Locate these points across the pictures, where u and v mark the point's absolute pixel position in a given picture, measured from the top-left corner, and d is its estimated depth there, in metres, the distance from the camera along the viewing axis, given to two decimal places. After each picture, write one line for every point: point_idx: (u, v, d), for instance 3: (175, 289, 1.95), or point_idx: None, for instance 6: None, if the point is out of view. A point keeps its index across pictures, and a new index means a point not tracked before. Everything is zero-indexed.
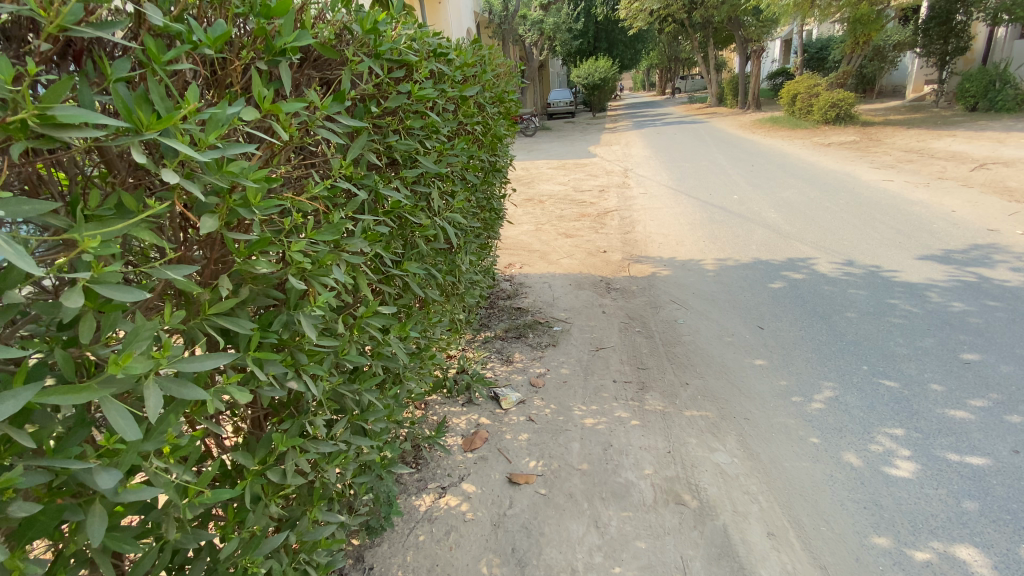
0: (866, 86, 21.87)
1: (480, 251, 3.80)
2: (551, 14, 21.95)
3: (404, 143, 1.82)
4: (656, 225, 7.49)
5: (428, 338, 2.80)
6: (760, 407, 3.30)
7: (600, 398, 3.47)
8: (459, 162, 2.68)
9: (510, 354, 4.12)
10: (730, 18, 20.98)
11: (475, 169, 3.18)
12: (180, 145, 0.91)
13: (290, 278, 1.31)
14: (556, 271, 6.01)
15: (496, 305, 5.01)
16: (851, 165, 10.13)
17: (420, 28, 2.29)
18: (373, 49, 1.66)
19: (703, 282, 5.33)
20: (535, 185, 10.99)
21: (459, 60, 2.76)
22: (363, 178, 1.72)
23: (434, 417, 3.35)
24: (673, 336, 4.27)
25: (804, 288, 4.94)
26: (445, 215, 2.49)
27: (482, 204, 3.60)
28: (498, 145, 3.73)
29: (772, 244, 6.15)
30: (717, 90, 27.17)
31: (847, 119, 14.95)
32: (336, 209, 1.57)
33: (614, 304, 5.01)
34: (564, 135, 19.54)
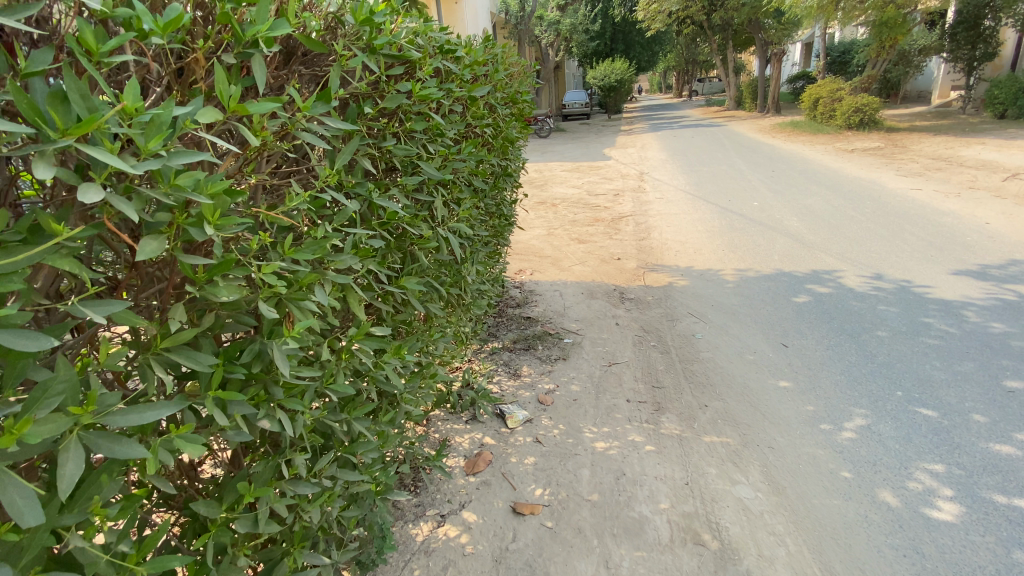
0: (890, 91, 21.33)
1: (488, 260, 3.62)
2: (568, 15, 21.76)
3: (404, 149, 1.65)
4: (672, 232, 7.25)
5: (429, 354, 2.62)
6: (786, 434, 3.07)
7: (613, 419, 3.26)
8: (466, 168, 2.50)
9: (518, 368, 3.92)
10: (751, 20, 20.62)
11: (485, 174, 3.00)
12: (105, 155, 0.73)
13: (260, 305, 1.14)
14: (567, 278, 5.81)
15: (504, 314, 4.82)
16: (876, 172, 9.79)
17: (426, 23, 2.12)
18: (369, 45, 1.48)
19: (722, 294, 5.09)
20: (548, 187, 10.79)
21: (470, 58, 2.58)
22: (354, 187, 1.54)
23: (436, 435, 3.17)
24: (691, 352, 4.04)
25: (830, 303, 4.69)
26: (449, 224, 2.31)
27: (491, 211, 3.42)
28: (510, 149, 3.55)
29: (794, 254, 5.88)
30: (735, 93, 26.73)
31: (871, 125, 14.54)
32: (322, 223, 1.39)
33: (628, 316, 4.79)
34: (579, 137, 19.33)
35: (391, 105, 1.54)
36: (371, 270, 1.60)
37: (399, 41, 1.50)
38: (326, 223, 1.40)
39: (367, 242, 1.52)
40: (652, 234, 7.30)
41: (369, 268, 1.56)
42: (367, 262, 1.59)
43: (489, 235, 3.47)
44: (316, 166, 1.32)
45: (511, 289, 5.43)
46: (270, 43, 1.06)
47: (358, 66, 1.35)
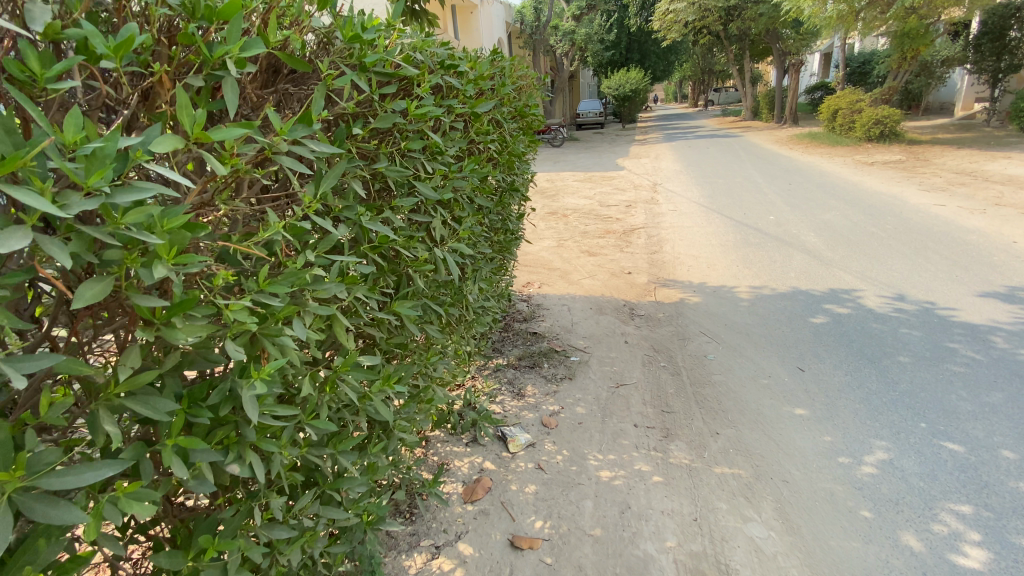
0: (912, 103, 20.92)
1: (492, 276, 3.53)
2: (583, 25, 21.77)
3: (396, 171, 1.56)
4: (685, 246, 7.11)
5: (427, 377, 2.52)
6: (801, 467, 2.92)
7: (619, 446, 3.13)
8: (468, 186, 2.42)
9: (522, 387, 3.81)
10: (768, 30, 20.45)
11: (488, 191, 2.92)
12: (29, 199, 0.67)
13: (228, 345, 1.06)
14: (576, 293, 5.70)
15: (510, 329, 4.71)
16: (897, 186, 9.54)
17: (427, 38, 2.05)
18: (359, 62, 1.40)
19: (735, 312, 4.93)
20: (560, 198, 10.71)
21: (474, 72, 2.50)
22: (342, 211, 1.46)
23: (434, 457, 3.07)
24: (702, 375, 3.89)
25: (848, 325, 4.51)
26: (449, 245, 2.23)
27: (496, 227, 3.33)
28: (516, 163, 3.47)
29: (811, 272, 5.70)
30: (752, 104, 26.46)
31: (892, 138, 14.24)
32: (304, 250, 1.31)
33: (637, 333, 4.66)
34: (592, 146, 19.25)
35: (381, 126, 1.46)
36: (358, 297, 1.51)
37: (391, 59, 1.42)
38: (308, 250, 1.32)
39: (353, 269, 1.44)
40: (664, 247, 7.15)
41: (356, 296, 1.47)
42: (354, 289, 1.50)
43: (493, 251, 3.38)
44: (298, 192, 1.25)
45: (518, 302, 5.33)
46: (241, 63, 0.99)
47: (344, 86, 1.27)
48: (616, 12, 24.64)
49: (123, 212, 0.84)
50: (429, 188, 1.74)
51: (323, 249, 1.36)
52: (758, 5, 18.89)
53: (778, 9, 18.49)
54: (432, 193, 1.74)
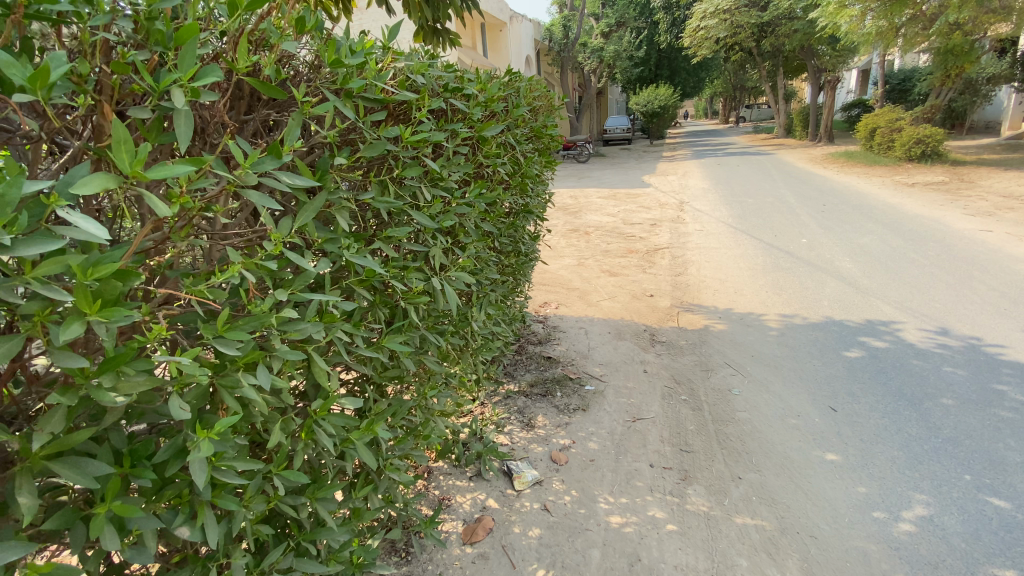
0: (956, 121, 20.07)
1: (503, 300, 3.41)
2: (613, 42, 21.76)
3: (387, 203, 1.46)
4: (710, 268, 6.86)
5: (426, 411, 2.39)
6: (831, 521, 2.67)
7: (632, 488, 2.93)
8: (473, 212, 2.30)
9: (532, 417, 3.64)
10: (803, 47, 20.03)
11: (498, 214, 2.80)
12: None
13: (170, 402, 0.95)
14: (595, 315, 5.52)
15: (524, 353, 4.56)
16: (939, 210, 9.06)
17: (430, 61, 1.96)
18: (344, 88, 1.31)
19: (763, 343, 4.67)
20: (583, 215, 10.56)
21: (484, 94, 2.40)
22: (323, 245, 1.35)
23: (436, 491, 2.93)
24: (725, 411, 3.66)
25: (885, 361, 4.21)
26: (450, 274, 2.11)
27: (507, 250, 3.22)
28: (531, 186, 3.36)
29: (846, 301, 5.39)
30: (786, 121, 25.87)
31: (934, 157, 13.63)
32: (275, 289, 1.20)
33: (658, 362, 4.44)
34: (618, 162, 19.09)
35: (367, 155, 1.37)
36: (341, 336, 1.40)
37: (380, 85, 1.33)
38: (280, 290, 1.20)
39: (334, 307, 1.33)
40: (689, 269, 6.91)
41: (340, 336, 1.35)
42: (334, 327, 1.38)
43: (503, 276, 3.26)
44: (268, 226, 1.15)
45: (534, 324, 5.19)
46: (198, 93, 0.93)
47: (326, 114, 1.19)
48: (646, 29, 24.58)
49: (38, 263, 0.75)
50: (425, 216, 1.63)
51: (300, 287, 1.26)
52: (792, 22, 18.55)
53: (813, 25, 18.10)
54: (429, 221, 1.63)
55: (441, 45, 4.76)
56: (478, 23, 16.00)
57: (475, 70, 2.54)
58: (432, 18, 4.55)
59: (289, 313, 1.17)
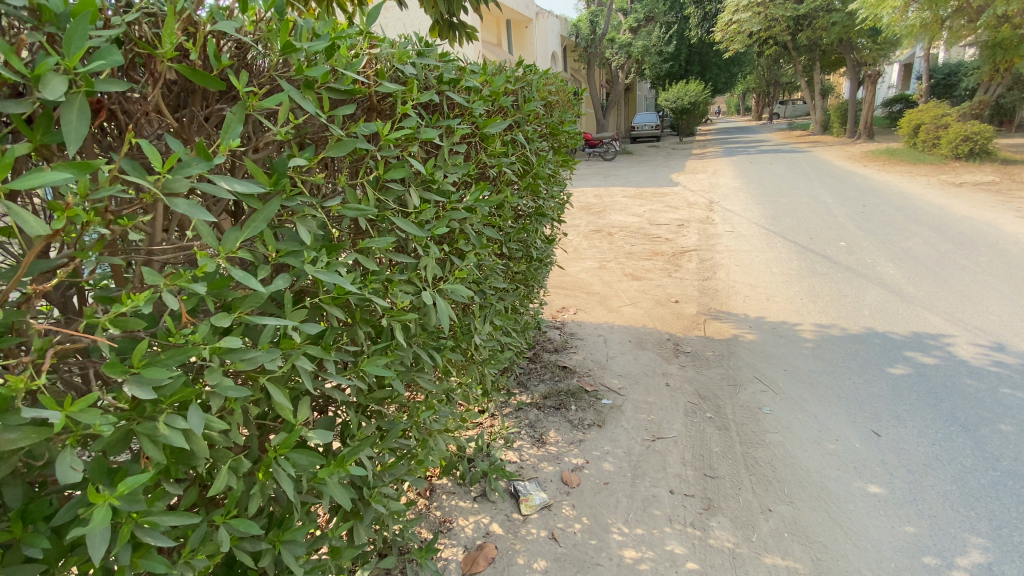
0: (1006, 118, 18.92)
1: (513, 308, 3.22)
2: (641, 37, 21.27)
3: (360, 209, 1.28)
4: (740, 272, 6.50)
5: (423, 431, 2.21)
6: (875, 567, 2.37)
7: (650, 518, 2.69)
8: (476, 217, 2.11)
9: (544, 432, 3.43)
10: (841, 40, 19.18)
11: (506, 218, 2.59)
12: None
13: (61, 460, 0.78)
14: (615, 321, 5.27)
15: (539, 362, 4.35)
16: (991, 212, 8.44)
17: (422, 53, 1.78)
18: (304, 78, 1.14)
19: (797, 356, 4.34)
20: (606, 215, 10.27)
21: (488, 88, 2.20)
22: (283, 257, 1.17)
23: (437, 512, 2.74)
24: (754, 432, 3.37)
25: (934, 379, 3.84)
26: (446, 286, 1.91)
27: (517, 255, 3.01)
28: (543, 187, 3.15)
29: (890, 311, 4.99)
30: (822, 117, 24.87)
31: (983, 155, 12.81)
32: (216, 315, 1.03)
33: (681, 375, 4.16)
34: (645, 160, 18.61)
35: (332, 155, 1.19)
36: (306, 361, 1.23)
37: (348, 71, 1.16)
38: (222, 315, 1.03)
39: (293, 329, 1.16)
40: (717, 273, 6.57)
41: (303, 363, 1.18)
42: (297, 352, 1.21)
43: (513, 283, 3.06)
44: (208, 241, 0.99)
45: (550, 331, 4.97)
46: (90, 82, 0.78)
47: (275, 107, 1.02)
48: (676, 24, 23.96)
49: None
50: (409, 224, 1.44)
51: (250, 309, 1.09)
52: (830, 15, 17.81)
53: (852, 17, 17.31)
54: (413, 229, 1.44)
55: (456, 40, 4.58)
56: (504, 21, 15.83)
57: (481, 62, 2.34)
58: (447, 13, 4.37)
59: (231, 341, 1.00)
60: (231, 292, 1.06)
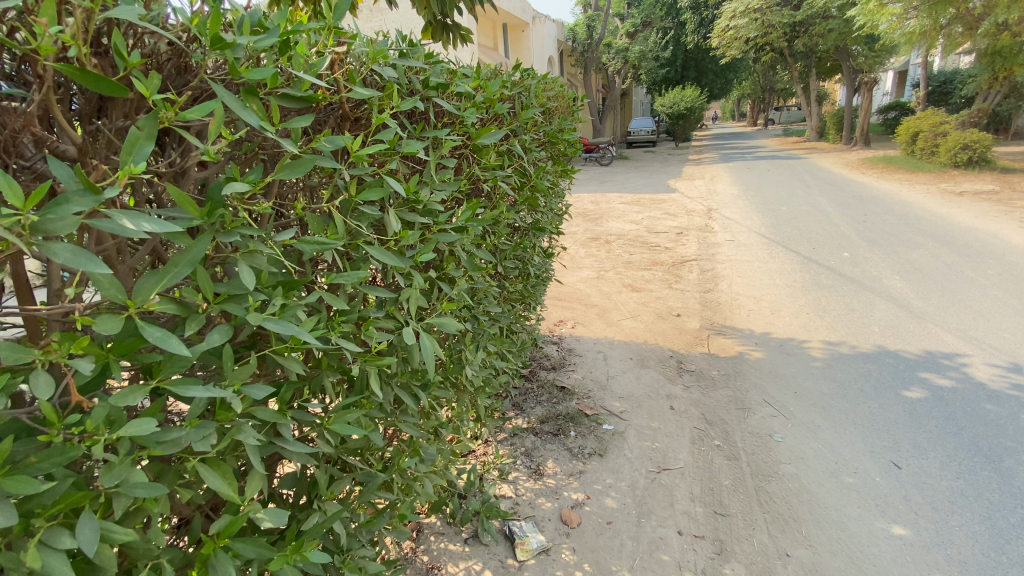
0: (1002, 126, 18.93)
1: (509, 329, 2.99)
2: (638, 42, 21.17)
3: (320, 242, 1.06)
4: (743, 284, 6.30)
5: (407, 478, 1.96)
6: None
7: (656, 564, 2.46)
8: (466, 238, 1.87)
9: (541, 462, 3.19)
10: (838, 47, 19.18)
11: (501, 235, 2.36)
12: None
13: None
14: (614, 336, 5.05)
15: (536, 381, 4.12)
16: (995, 222, 8.29)
17: (405, 54, 1.55)
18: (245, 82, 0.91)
19: (807, 376, 4.12)
20: (604, 222, 10.06)
21: (482, 93, 1.96)
22: (222, 304, 0.95)
23: (423, 558, 2.49)
24: (767, 462, 3.15)
25: (953, 404, 3.64)
26: (431, 318, 1.67)
27: (512, 274, 2.78)
28: (541, 200, 2.92)
29: (900, 328, 4.80)
30: (818, 124, 24.82)
31: (982, 164, 12.71)
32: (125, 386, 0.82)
33: (686, 397, 3.93)
34: (642, 165, 18.45)
35: (284, 179, 0.96)
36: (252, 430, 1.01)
37: (303, 74, 0.93)
38: (133, 388, 0.82)
39: (233, 397, 0.93)
40: (719, 285, 6.37)
41: (245, 435, 0.96)
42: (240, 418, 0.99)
43: (509, 304, 2.83)
44: (110, 297, 0.79)
45: (548, 347, 4.74)
46: None
47: (202, 120, 0.80)
48: (673, 29, 23.87)
49: None
50: (385, 255, 1.22)
51: (174, 373, 0.87)
52: (826, 22, 17.76)
53: (849, 24, 17.26)
54: (389, 261, 1.22)
55: (450, 42, 4.34)
56: (500, 24, 15.63)
57: (474, 65, 2.11)
58: (440, 13, 4.14)
59: (138, 427, 0.79)
60: (147, 354, 0.86)
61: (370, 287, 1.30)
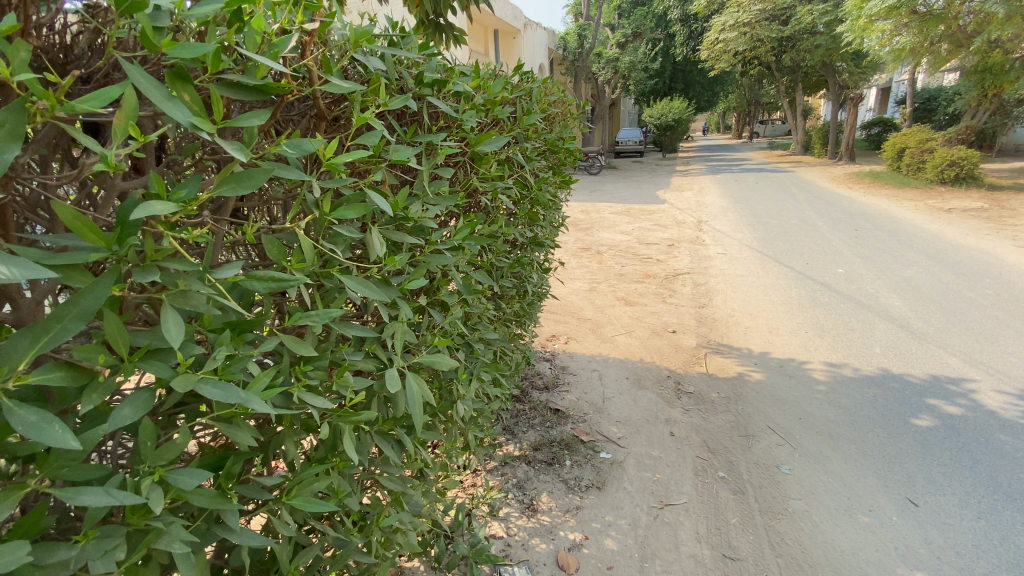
0: (985, 143, 19.31)
1: (503, 352, 2.76)
2: (629, 52, 21.20)
3: (277, 276, 0.82)
4: (738, 300, 6.15)
5: (388, 533, 1.71)
6: None
7: None
8: (462, 259, 1.62)
9: (535, 496, 2.95)
10: (825, 63, 19.46)
11: (499, 253, 2.12)
12: None
13: None
14: (609, 353, 4.84)
15: (528, 403, 3.89)
16: (987, 240, 8.30)
17: (393, 43, 1.31)
18: (174, 64, 0.67)
19: (811, 401, 3.95)
20: (594, 232, 9.90)
21: (482, 94, 1.74)
22: (136, 367, 0.70)
23: None
24: (775, 498, 2.94)
25: (965, 435, 3.50)
26: (420, 353, 1.43)
27: (508, 294, 2.55)
28: (541, 213, 2.70)
29: (903, 350, 4.67)
30: (805, 137, 25.08)
31: (969, 181, 12.85)
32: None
33: (686, 422, 3.71)
34: (630, 175, 18.40)
35: (226, 194, 0.71)
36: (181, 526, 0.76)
37: (259, 56, 0.70)
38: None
39: (149, 496, 0.69)
40: (714, 300, 6.21)
41: (168, 541, 0.71)
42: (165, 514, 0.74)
43: (504, 326, 2.59)
44: None
45: (539, 364, 4.51)
46: None
47: (93, 110, 0.59)
48: (663, 41, 24.03)
49: None
50: (364, 288, 1.00)
51: (63, 467, 0.64)
52: (814, 38, 17.98)
53: (837, 41, 17.45)
54: (370, 295, 1.00)
55: (443, 43, 4.12)
56: (492, 30, 15.47)
57: (472, 63, 1.87)
58: (433, 11, 3.90)
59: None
60: (23, 443, 0.62)
61: (344, 325, 1.07)
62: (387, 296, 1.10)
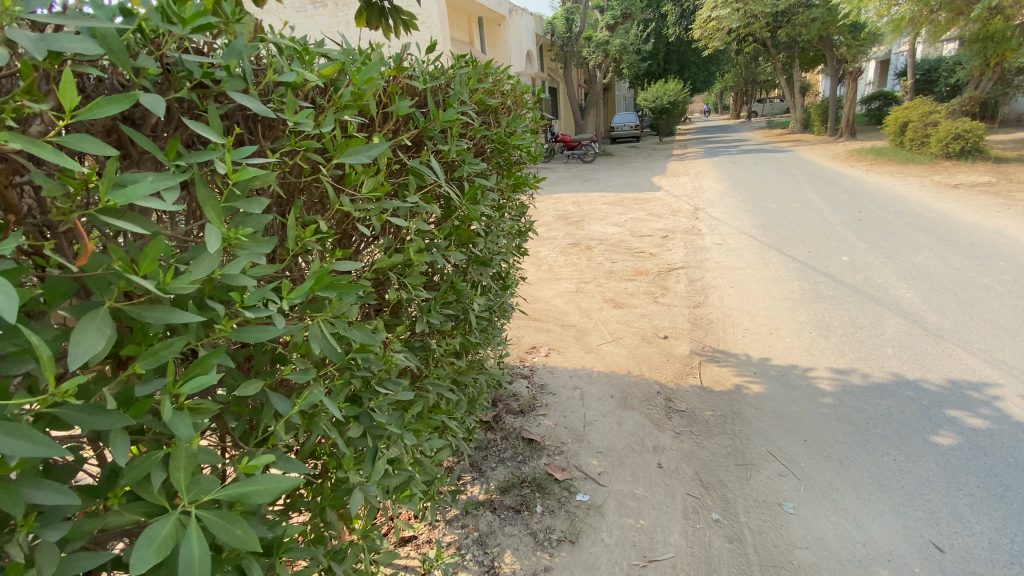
0: (988, 113, 18.70)
1: (445, 395, 2.32)
2: (619, 34, 20.50)
3: None
4: (736, 297, 5.67)
5: None
6: None
7: None
8: (326, 317, 1.16)
9: (496, 556, 2.51)
10: (822, 37, 18.75)
11: (415, 288, 1.69)
12: None
13: None
14: (593, 366, 4.40)
15: (499, 432, 3.46)
16: (999, 218, 7.78)
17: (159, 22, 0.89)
18: None
19: (816, 417, 3.50)
20: (584, 225, 9.37)
21: (349, 87, 1.28)
22: None
23: None
24: (777, 547, 2.51)
25: (992, 454, 3.04)
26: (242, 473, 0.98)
27: (441, 330, 2.11)
28: (482, 228, 2.23)
29: (917, 351, 4.20)
30: (803, 115, 24.37)
31: (975, 154, 12.27)
32: None
33: (676, 449, 3.27)
34: (624, 162, 17.80)
35: None
36: None
37: None
38: None
39: None
40: (710, 297, 5.75)
41: None
42: None
43: (441, 367, 2.15)
44: None
45: (516, 383, 4.06)
46: None
47: None
48: (654, 22, 23.33)
49: None
50: (14, 444, 0.60)
51: None
52: (810, 11, 17.25)
53: (833, 13, 16.74)
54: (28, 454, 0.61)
55: (387, 28, 3.61)
56: (476, 17, 14.85)
57: (348, 49, 1.42)
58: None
59: None
60: None
61: (28, 486, 0.68)
62: (111, 424, 0.72)
